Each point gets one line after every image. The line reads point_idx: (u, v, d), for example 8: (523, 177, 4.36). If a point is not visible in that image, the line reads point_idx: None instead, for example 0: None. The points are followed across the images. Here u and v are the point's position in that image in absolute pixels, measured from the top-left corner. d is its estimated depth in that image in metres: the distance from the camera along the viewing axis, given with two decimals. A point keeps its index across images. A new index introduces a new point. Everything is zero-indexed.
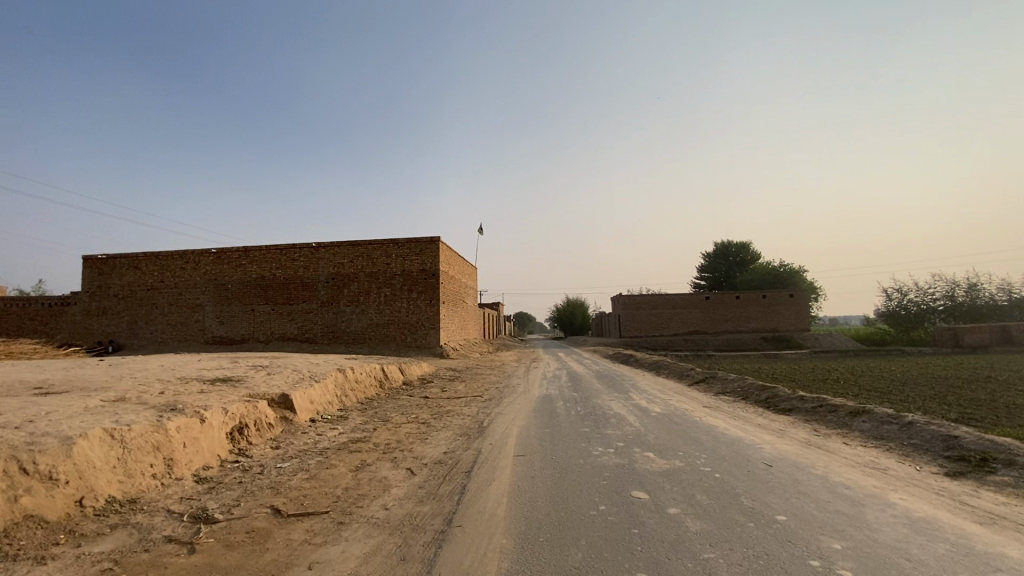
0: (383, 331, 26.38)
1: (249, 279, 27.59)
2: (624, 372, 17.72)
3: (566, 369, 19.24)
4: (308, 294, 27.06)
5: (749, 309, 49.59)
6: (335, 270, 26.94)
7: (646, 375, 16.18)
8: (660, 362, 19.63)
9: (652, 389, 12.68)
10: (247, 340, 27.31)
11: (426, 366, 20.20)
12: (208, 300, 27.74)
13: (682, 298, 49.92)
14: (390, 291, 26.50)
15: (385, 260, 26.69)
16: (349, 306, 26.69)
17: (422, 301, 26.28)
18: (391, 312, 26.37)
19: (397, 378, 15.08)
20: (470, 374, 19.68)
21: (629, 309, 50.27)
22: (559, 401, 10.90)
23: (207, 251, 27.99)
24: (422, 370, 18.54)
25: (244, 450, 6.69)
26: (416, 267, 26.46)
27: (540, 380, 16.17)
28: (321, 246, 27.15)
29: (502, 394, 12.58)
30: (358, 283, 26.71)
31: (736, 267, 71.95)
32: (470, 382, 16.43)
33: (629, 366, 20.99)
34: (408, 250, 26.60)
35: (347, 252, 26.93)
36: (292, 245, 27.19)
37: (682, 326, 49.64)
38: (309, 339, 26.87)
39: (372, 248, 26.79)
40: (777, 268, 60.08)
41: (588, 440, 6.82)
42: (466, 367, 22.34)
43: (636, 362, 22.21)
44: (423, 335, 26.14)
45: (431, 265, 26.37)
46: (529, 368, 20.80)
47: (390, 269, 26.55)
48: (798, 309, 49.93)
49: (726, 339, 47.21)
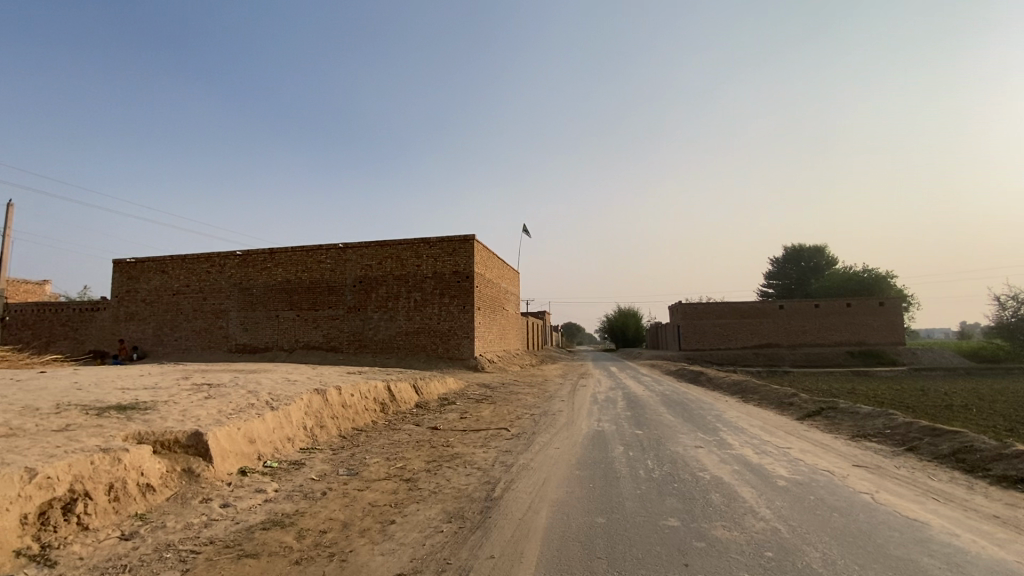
0: (412, 340, 23.59)
1: (274, 283, 25.68)
2: (698, 395, 13.85)
3: (622, 389, 15.60)
4: (334, 299, 24.77)
5: (830, 320, 43.63)
6: (362, 273, 24.53)
7: (729, 401, 12.33)
8: (743, 381, 15.59)
9: (750, 426, 8.90)
10: (271, 349, 25.34)
11: (456, 381, 17.23)
12: (232, 305, 26.11)
13: (750, 307, 44.60)
14: (420, 296, 23.74)
15: (415, 261, 23.99)
16: (376, 312, 24.13)
17: (456, 307, 23.34)
18: (421, 319, 23.60)
19: (411, 399, 12.05)
20: (506, 393, 16.42)
21: (689, 319, 45.47)
22: (617, 444, 7.42)
23: (232, 254, 26.39)
24: (449, 387, 15.51)
25: (50, 549, 3.75)
26: (449, 269, 23.60)
27: (588, 403, 12.62)
28: (347, 246, 24.86)
29: (536, 427, 9.17)
30: (386, 287, 24.10)
31: (810, 273, 65.05)
32: (502, 404, 13.17)
33: (701, 386, 17.04)
34: (440, 250, 23.79)
35: (374, 253, 24.47)
36: (318, 247, 25.08)
37: (751, 338, 44.31)
38: (334, 348, 24.48)
39: (402, 248, 24.17)
40: (861, 274, 53.20)
41: (685, 567, 3.38)
42: (503, 383, 19.10)
43: (708, 380, 18.20)
44: (456, 345, 23.12)
45: (465, 266, 23.42)
46: (577, 386, 17.25)
47: (420, 271, 23.83)
48: (890, 319, 43.40)
49: (804, 353, 41.51)
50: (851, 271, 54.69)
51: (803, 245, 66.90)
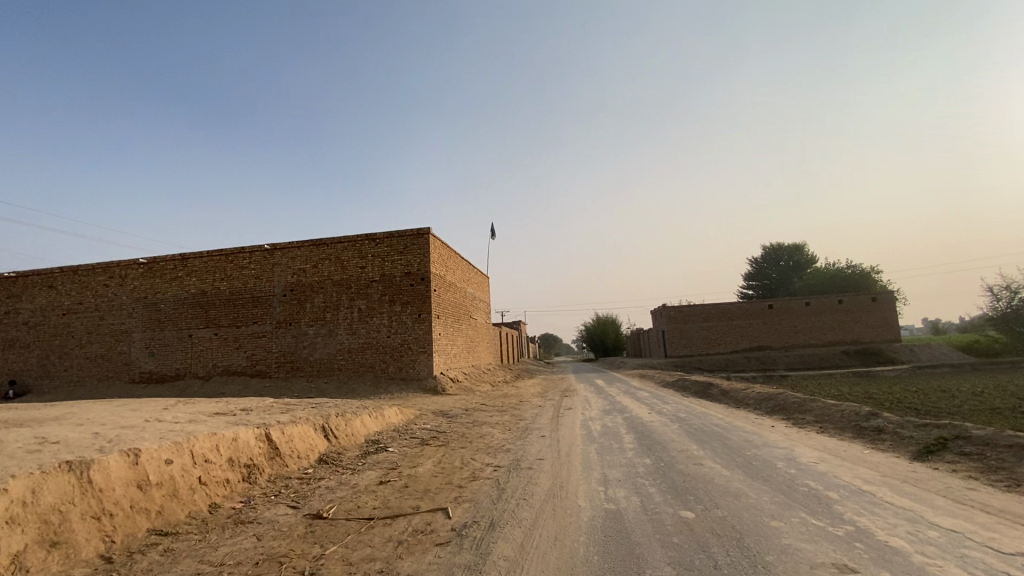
0: (356, 359, 19.20)
1: (187, 296, 21.02)
2: (728, 419, 10.03)
3: (622, 414, 11.70)
4: (260, 312, 20.29)
5: (822, 319, 40.99)
6: (294, 279, 20.18)
7: (783, 431, 8.52)
8: (778, 395, 11.85)
9: (871, 487, 5.05)
10: (183, 377, 20.58)
11: (403, 411, 13.11)
12: (136, 325, 21.28)
13: (739, 309, 41.67)
14: (365, 304, 19.44)
15: (358, 262, 19.75)
16: (312, 326, 19.75)
17: (409, 317, 19.10)
18: (366, 333, 19.26)
19: (310, 450, 7.84)
20: (467, 425, 12.30)
21: (675, 323, 42.22)
22: (666, 565, 3.43)
23: (135, 262, 21.63)
24: (387, 424, 11.33)
25: None
26: (399, 270, 19.43)
27: (579, 439, 8.63)
28: (276, 248, 20.53)
29: (494, 507, 5.11)
30: (323, 295, 19.79)
31: (791, 272, 63.21)
32: (455, 448, 9.05)
33: (718, 402, 13.30)
34: (388, 248, 19.63)
35: (308, 254, 20.20)
36: (241, 249, 20.65)
37: (741, 341, 41.27)
38: (260, 373, 19.92)
39: (342, 247, 19.96)
40: (846, 270, 51.17)
41: None
42: (466, 410, 14.96)
43: (723, 394, 14.43)
44: (409, 363, 18.81)
45: (419, 266, 19.29)
46: (561, 410, 13.26)
47: (365, 274, 19.60)
48: (884, 315, 41.02)
49: (798, 355, 38.62)
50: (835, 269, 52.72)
51: (782, 244, 65.19)
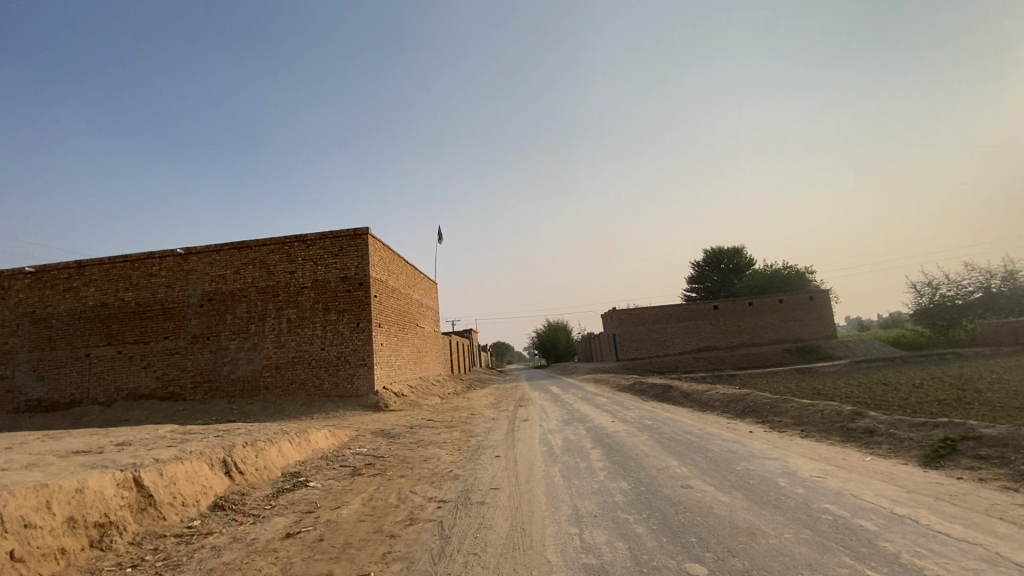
0: (286, 376, 17.13)
1: (82, 309, 18.13)
2: (701, 426, 9.08)
3: (583, 425, 10.56)
4: (172, 325, 17.78)
5: (765, 318, 42.10)
6: (213, 287, 17.86)
7: (764, 437, 7.64)
8: (746, 395, 11.10)
9: (904, 510, 4.10)
10: (77, 404, 17.65)
11: (336, 432, 11.39)
12: (18, 345, 18.12)
13: (687, 310, 42.09)
14: (295, 313, 17.42)
15: (286, 267, 17.72)
16: (234, 340, 17.49)
17: (346, 326, 17.23)
18: (297, 346, 17.24)
19: (200, 495, 6.14)
20: (410, 445, 10.76)
21: (626, 326, 42.08)
22: None
23: (17, 271, 18.46)
24: (314, 450, 9.60)
25: None
26: (334, 274, 17.55)
27: (539, 459, 7.37)
28: (191, 252, 18.12)
29: (434, 572, 3.74)
30: (247, 304, 17.61)
31: (732, 274, 65.41)
32: (393, 478, 7.55)
33: (682, 406, 12.44)
34: (321, 250, 17.73)
35: (229, 259, 17.96)
36: (148, 254, 18.09)
37: (690, 342, 41.65)
38: (172, 396, 17.39)
39: (268, 250, 17.87)
40: (783, 271, 53.24)
41: None
42: (410, 427, 13.38)
43: (685, 396, 13.64)
44: (347, 378, 16.94)
45: (357, 269, 17.50)
46: (516, 423, 11.95)
47: (295, 280, 17.59)
48: (821, 313, 42.68)
49: (745, 355, 39.40)
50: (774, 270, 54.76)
51: (723, 248, 67.46)
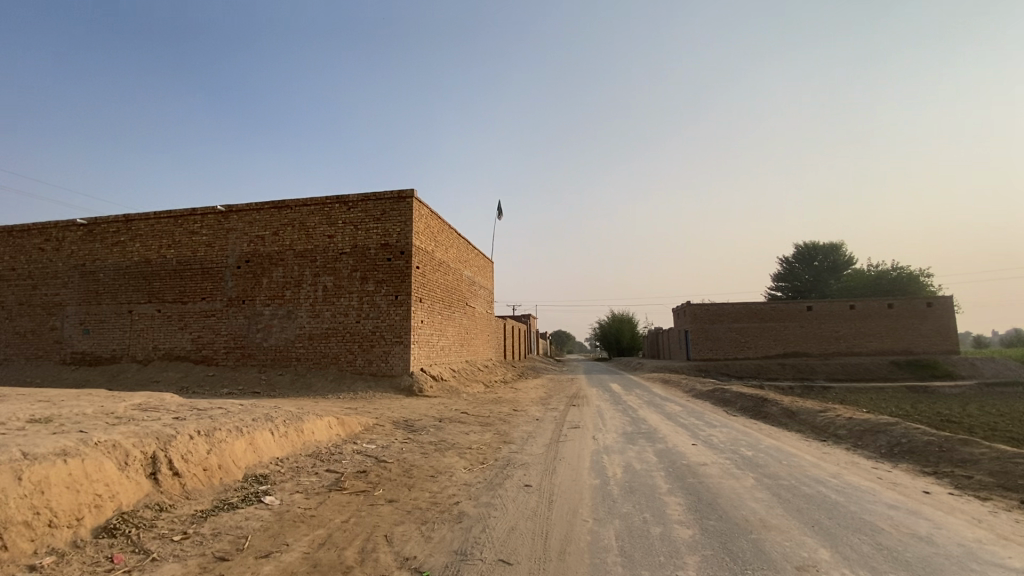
0: (317, 349, 15.62)
1: (128, 264, 17.69)
2: (833, 470, 6.14)
3: (653, 444, 7.88)
4: (210, 286, 16.88)
5: (868, 325, 36.45)
6: (251, 249, 16.72)
7: (963, 511, 4.65)
8: (889, 426, 7.90)
9: None
10: (119, 360, 17.29)
11: (346, 420, 9.48)
12: (70, 297, 18.03)
13: (773, 309, 37.33)
14: (331, 281, 15.83)
15: (325, 230, 16.16)
16: (269, 306, 16.27)
17: (383, 298, 15.36)
18: (331, 316, 15.65)
19: (84, 511, 4.24)
20: (428, 446, 8.62)
21: (700, 323, 38.05)
22: None
23: (72, 223, 18.32)
24: (305, 444, 7.68)
25: None
26: (374, 240, 15.70)
27: (588, 503, 4.88)
28: (233, 210, 17.09)
29: None
30: (283, 268, 16.30)
31: (826, 274, 58.42)
32: (377, 503, 5.36)
33: (787, 429, 9.34)
34: (363, 214, 15.94)
35: (269, 220, 16.72)
36: (191, 210, 17.26)
37: (774, 346, 36.96)
38: (206, 360, 16.52)
39: (308, 211, 16.40)
40: (892, 274, 46.40)
41: None
42: (440, 419, 11.32)
43: (786, 415, 10.51)
44: (381, 356, 15.09)
45: (398, 237, 15.55)
46: (565, 431, 9.46)
47: (333, 245, 15.98)
48: (940, 323, 36.32)
49: (840, 365, 34.32)
50: (879, 271, 47.87)
51: (818, 244, 60.39)
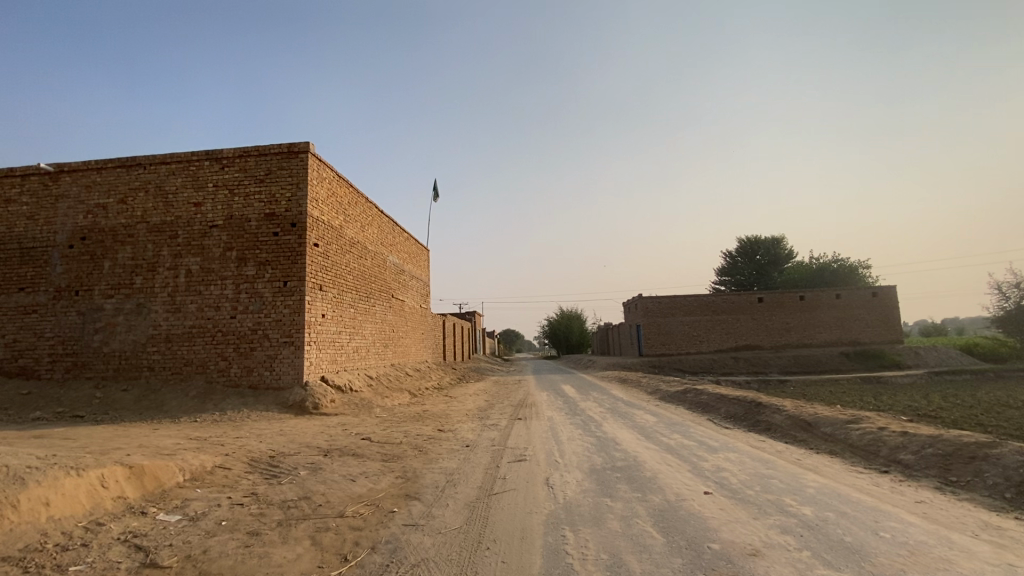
0: (177, 354, 11.59)
1: None
2: (989, 555, 3.32)
3: (644, 495, 4.84)
4: (28, 273, 12.38)
5: (818, 315, 35.85)
6: (88, 222, 12.40)
7: None
8: (985, 449, 5.28)
9: None
10: None
11: (149, 467, 5.84)
12: None
13: (725, 301, 36.01)
14: (197, 263, 11.85)
15: (190, 194, 12.15)
16: (111, 299, 12.00)
17: (266, 286, 11.60)
18: (197, 310, 11.69)
19: None
20: (274, 511, 5.16)
21: (652, 316, 36.10)
22: None
23: None
24: (12, 533, 4.05)
25: None
26: (256, 208, 11.89)
27: None
28: (63, 170, 12.69)
29: None
30: (132, 246, 12.14)
31: (769, 267, 59.00)
32: None
33: (815, 451, 6.60)
34: (240, 173, 12.09)
35: (112, 182, 12.44)
36: (2, 170, 12.66)
37: (727, 339, 35.62)
38: (21, 373, 12.02)
39: (167, 171, 12.30)
40: (834, 266, 46.83)
41: None
42: (325, 451, 7.83)
43: (799, 427, 7.82)
44: (264, 362, 11.32)
45: (288, 203, 11.83)
46: (503, 468, 6.27)
47: (199, 214, 12.01)
48: (885, 313, 36.26)
49: (792, 358, 33.36)
50: (822, 263, 48.21)
51: (760, 237, 60.81)
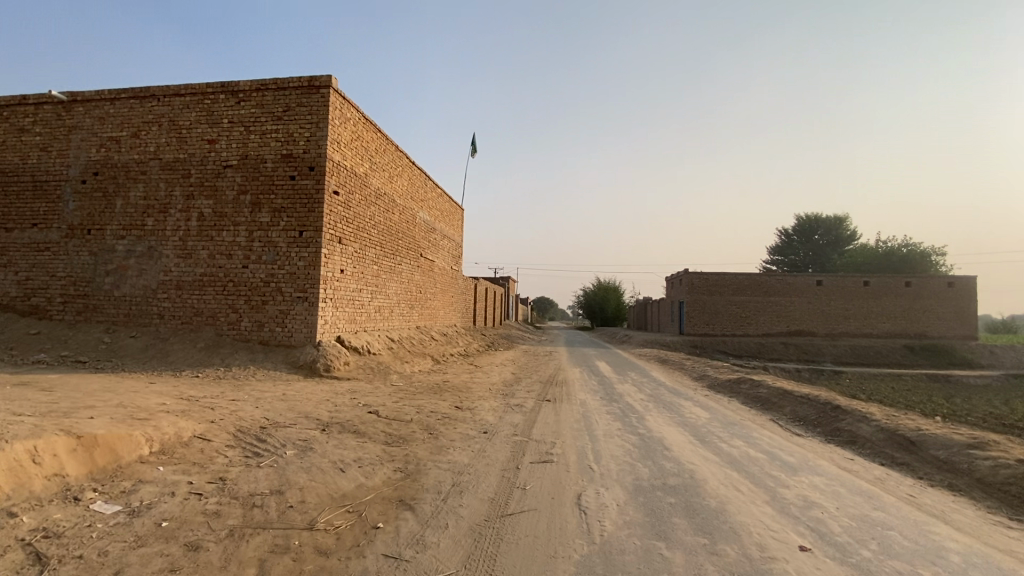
0: (187, 303, 10.88)
1: None
2: None
3: (715, 541, 3.50)
4: (43, 208, 11.85)
5: (882, 304, 32.84)
6: (102, 156, 11.69)
7: None
8: None
9: None
10: None
11: (105, 438, 4.95)
12: None
13: (779, 282, 33.41)
14: (210, 206, 10.96)
15: (204, 131, 11.17)
16: (123, 240, 11.37)
17: (280, 234, 10.60)
18: (209, 257, 10.87)
19: None
20: (234, 508, 4.14)
21: (697, 293, 33.96)
22: None
23: None
24: None
25: None
26: (272, 149, 10.80)
27: None
28: (78, 100, 11.94)
29: None
30: (145, 185, 11.37)
31: (828, 248, 54.90)
32: None
33: (929, 484, 5.09)
34: (257, 109, 10.98)
35: (127, 115, 11.66)
36: (19, 97, 12.02)
37: (777, 323, 33.21)
38: (36, 312, 11.65)
39: (181, 104, 11.36)
40: (903, 251, 42.87)
41: None
42: (323, 426, 6.81)
43: (897, 445, 6.25)
44: (275, 318, 10.45)
45: (306, 144, 10.68)
46: (525, 472, 5.05)
47: (214, 152, 11.06)
48: (961, 306, 32.83)
49: (849, 347, 30.80)
50: (890, 247, 44.21)
51: (820, 216, 56.57)
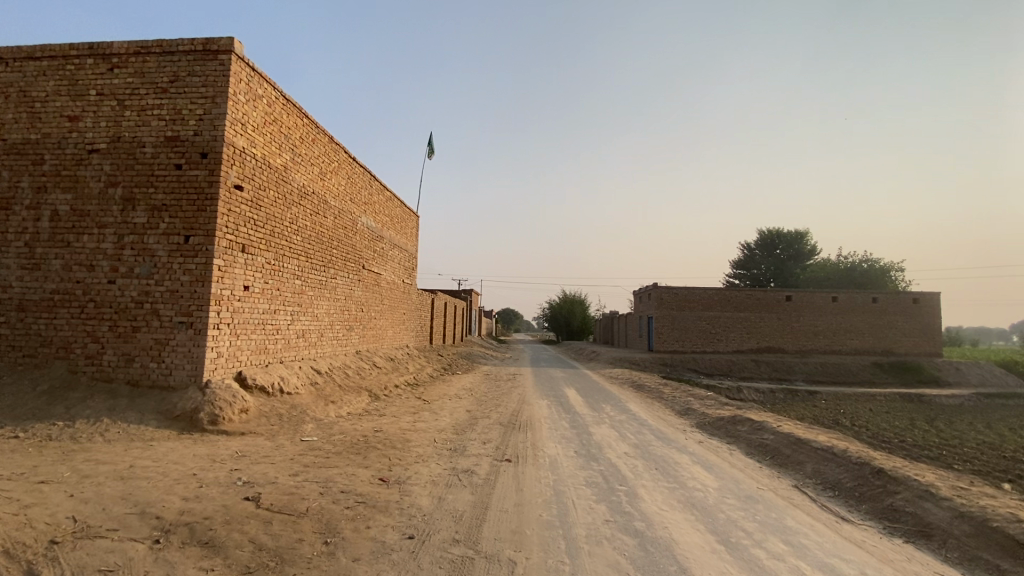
0: (31, 329, 8.17)
1: None
2: None
3: None
4: None
5: (851, 320, 32.37)
6: None
7: None
8: None
9: None
10: None
11: None
12: None
13: (749, 297, 32.49)
14: (69, 202, 8.36)
15: (64, 104, 8.57)
16: None
17: (160, 240, 8.11)
18: (63, 269, 8.22)
19: None
20: None
21: (667, 308, 32.61)
22: None
23: None
24: None
25: None
26: (153, 129, 8.34)
27: None
28: None
29: None
30: None
31: (790, 262, 55.38)
32: None
33: None
34: (135, 79, 8.50)
35: None
36: None
37: (747, 339, 32.23)
38: None
39: (35, 70, 8.70)
40: (865, 267, 43.14)
41: None
42: (160, 534, 4.40)
43: (999, 550, 4.40)
44: (150, 349, 7.92)
45: (197, 124, 8.29)
46: None
47: (76, 132, 8.47)
48: (925, 322, 32.74)
49: (820, 365, 30.03)
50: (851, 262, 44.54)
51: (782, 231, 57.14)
